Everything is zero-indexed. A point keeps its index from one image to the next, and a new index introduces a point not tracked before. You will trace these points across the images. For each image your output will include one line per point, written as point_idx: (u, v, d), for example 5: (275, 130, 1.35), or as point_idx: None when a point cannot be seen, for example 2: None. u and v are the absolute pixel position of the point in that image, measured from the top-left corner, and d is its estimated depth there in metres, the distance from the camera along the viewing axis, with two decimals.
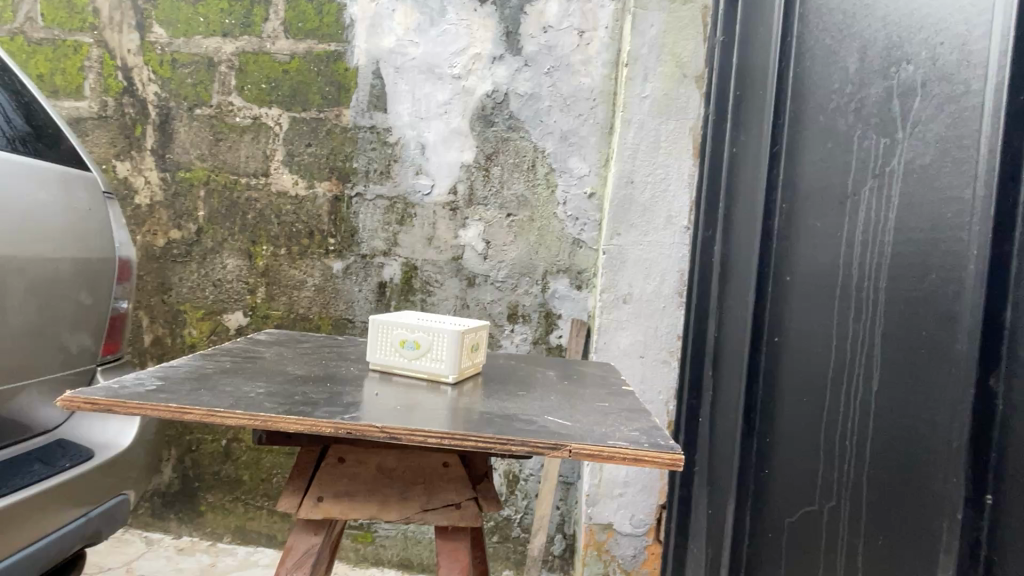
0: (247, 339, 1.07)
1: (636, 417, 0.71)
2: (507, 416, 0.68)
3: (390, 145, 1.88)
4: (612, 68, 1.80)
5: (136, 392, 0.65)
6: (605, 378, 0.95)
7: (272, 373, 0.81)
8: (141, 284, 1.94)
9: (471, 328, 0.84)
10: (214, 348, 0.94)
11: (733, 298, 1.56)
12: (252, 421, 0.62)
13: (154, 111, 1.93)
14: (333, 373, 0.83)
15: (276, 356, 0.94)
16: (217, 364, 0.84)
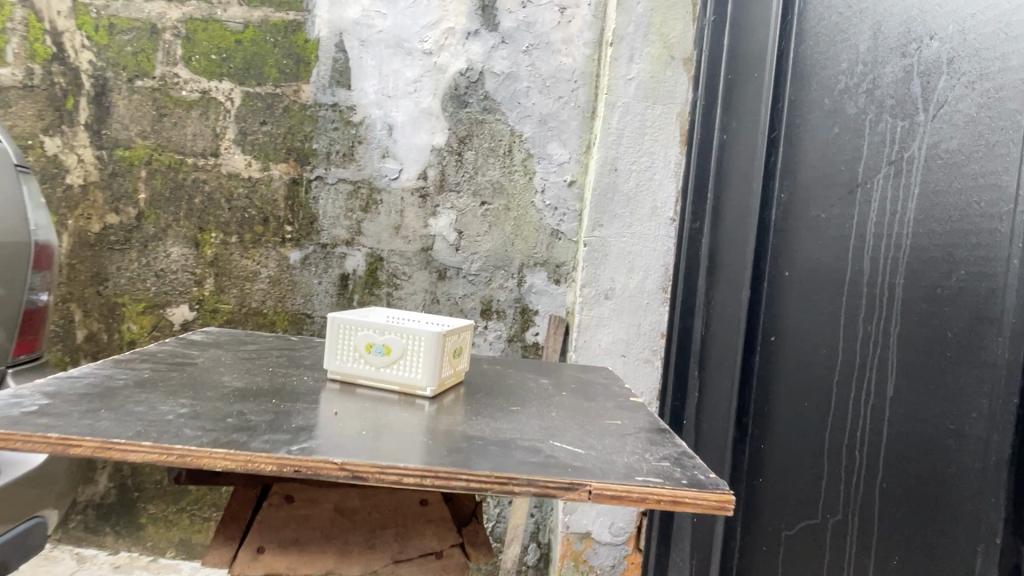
0: (180, 339, 0.93)
1: (654, 442, 0.62)
2: (507, 444, 0.59)
3: (353, 125, 1.74)
4: (595, 48, 1.69)
5: (19, 421, 0.52)
6: (597, 388, 0.85)
7: (208, 387, 0.69)
8: (73, 274, 1.75)
9: (451, 330, 0.73)
10: (135, 353, 0.81)
11: (720, 295, 1.47)
12: (164, 456, 0.50)
13: (88, 81, 1.73)
14: (284, 387, 0.71)
15: (212, 361, 0.80)
16: (138, 375, 0.71)
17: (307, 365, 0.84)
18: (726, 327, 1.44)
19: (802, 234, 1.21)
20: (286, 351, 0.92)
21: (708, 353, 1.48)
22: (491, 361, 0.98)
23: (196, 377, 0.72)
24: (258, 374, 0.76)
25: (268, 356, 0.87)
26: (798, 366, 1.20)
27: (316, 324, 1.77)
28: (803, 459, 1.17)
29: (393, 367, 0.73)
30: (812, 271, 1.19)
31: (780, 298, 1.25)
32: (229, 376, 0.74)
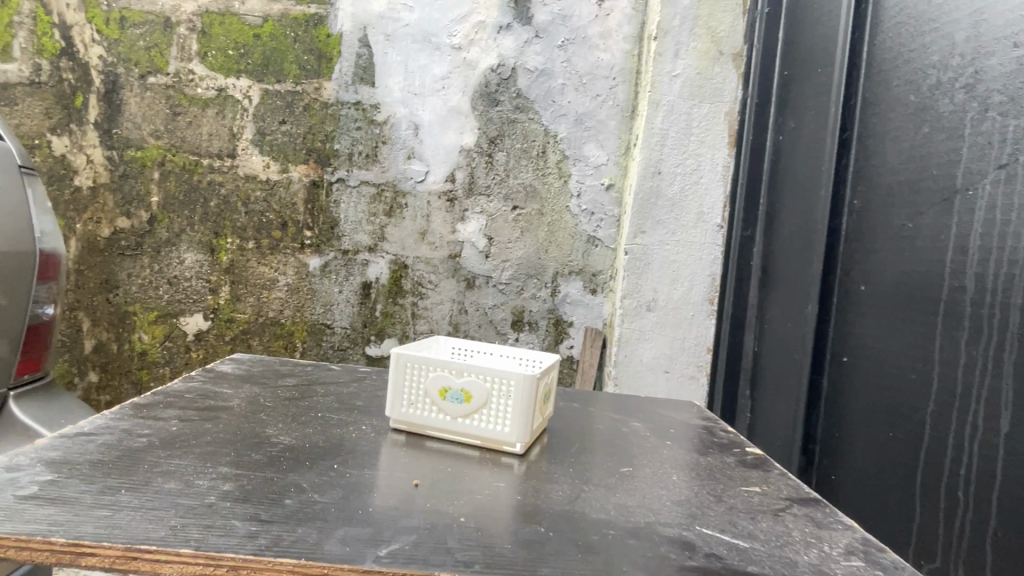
0: (209, 375, 0.89)
1: (815, 531, 0.58)
2: (651, 536, 0.54)
3: (378, 125, 1.64)
4: (635, 43, 1.59)
5: (52, 520, 0.46)
6: (670, 448, 0.80)
7: (259, 447, 0.65)
8: (81, 280, 1.65)
9: (544, 376, 0.73)
10: (163, 396, 0.77)
11: (778, 311, 1.33)
12: (215, 568, 0.43)
13: (99, 78, 1.64)
14: (346, 448, 0.67)
15: (252, 407, 0.77)
16: (168, 433, 0.66)
17: (362, 412, 0.81)
18: (785, 346, 1.30)
19: (880, 246, 1.10)
20: (331, 388, 0.90)
21: (761, 372, 1.36)
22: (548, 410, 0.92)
23: (241, 432, 0.69)
24: (306, 428, 0.72)
25: (313, 399, 0.84)
26: (874, 390, 1.09)
27: (337, 336, 1.67)
28: (888, 498, 1.04)
29: (477, 412, 0.72)
30: (893, 284, 1.07)
31: (858, 313, 1.14)
32: (273, 430, 0.70)
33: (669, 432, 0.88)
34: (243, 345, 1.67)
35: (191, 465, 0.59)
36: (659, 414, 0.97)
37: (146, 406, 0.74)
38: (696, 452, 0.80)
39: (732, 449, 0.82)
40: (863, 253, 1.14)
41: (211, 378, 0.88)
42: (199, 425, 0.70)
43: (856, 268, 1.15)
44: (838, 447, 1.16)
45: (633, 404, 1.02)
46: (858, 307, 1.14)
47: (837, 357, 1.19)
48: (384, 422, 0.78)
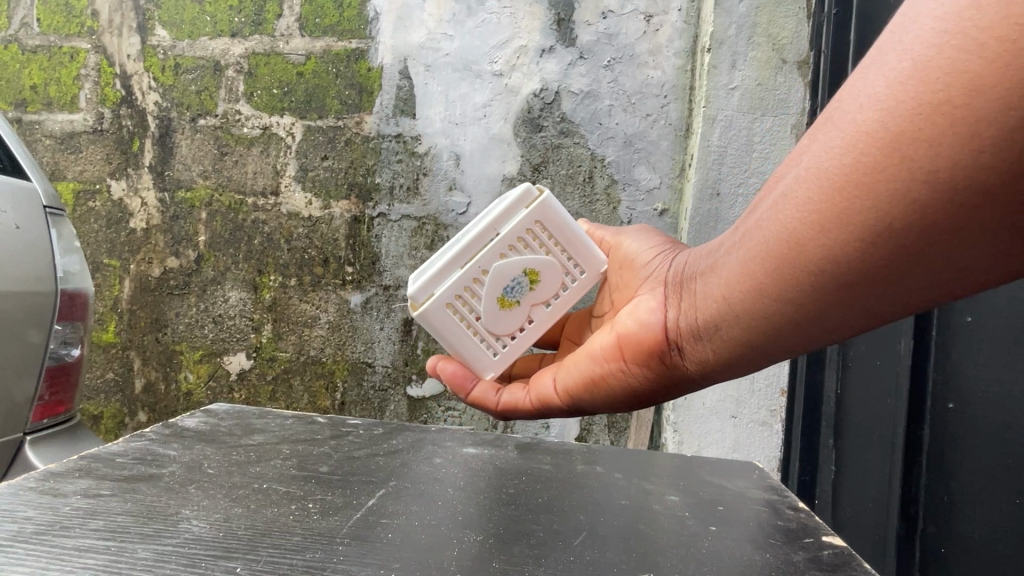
0: (207, 452, 0.83)
1: None
2: None
3: (419, 157, 1.59)
4: (687, 58, 1.50)
5: None
6: (717, 539, 0.69)
7: (157, 539, 0.60)
8: (134, 320, 1.68)
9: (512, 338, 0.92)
10: (123, 489, 0.70)
11: (864, 347, 1.16)
12: None
13: (154, 123, 1.67)
14: (312, 558, 0.58)
15: (213, 502, 0.68)
16: (53, 518, 0.63)
17: (360, 500, 0.72)
18: (873, 385, 1.12)
19: None
20: (293, 449, 0.86)
21: (845, 418, 1.19)
22: (561, 482, 0.82)
23: (179, 538, 0.60)
24: (230, 507, 0.68)
25: (263, 466, 0.80)
26: (988, 442, 0.91)
27: (378, 375, 1.61)
28: None
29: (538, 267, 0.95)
30: (1010, 317, 0.88)
31: (967, 351, 0.95)
32: (188, 512, 0.66)
33: (715, 512, 0.76)
34: (285, 384, 1.65)
35: (36, 568, 0.54)
36: (709, 484, 0.85)
37: (58, 477, 0.72)
38: (751, 544, 0.68)
39: (801, 540, 0.69)
40: None
41: (160, 439, 0.87)
42: (104, 504, 0.66)
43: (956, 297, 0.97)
44: (949, 513, 0.96)
45: (692, 466, 0.92)
46: (966, 343, 0.95)
47: (940, 405, 0.99)
48: (333, 501, 0.71)
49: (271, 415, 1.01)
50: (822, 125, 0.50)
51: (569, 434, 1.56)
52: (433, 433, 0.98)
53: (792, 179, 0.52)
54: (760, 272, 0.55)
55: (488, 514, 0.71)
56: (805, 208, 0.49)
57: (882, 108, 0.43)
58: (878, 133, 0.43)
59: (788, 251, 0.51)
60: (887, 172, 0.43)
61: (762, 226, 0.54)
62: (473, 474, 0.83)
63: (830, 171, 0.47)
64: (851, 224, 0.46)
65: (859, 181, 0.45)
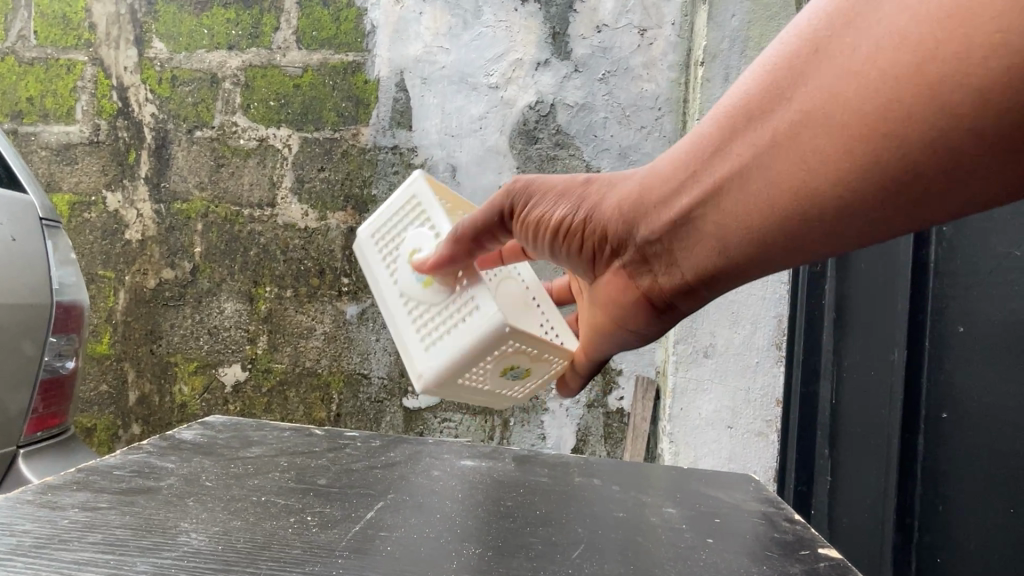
0: (204, 466, 0.82)
1: None
2: None
3: (415, 168, 1.59)
4: (681, 72, 1.51)
5: None
6: (715, 551, 0.69)
7: (156, 552, 0.60)
8: (129, 331, 1.67)
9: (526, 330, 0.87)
10: (119, 503, 0.70)
11: (858, 358, 1.16)
12: None
13: (150, 135, 1.67)
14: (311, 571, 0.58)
15: (210, 516, 0.68)
16: (51, 531, 0.62)
17: (359, 512, 0.71)
18: (867, 395, 1.13)
19: (982, 278, 0.93)
20: (290, 462, 0.86)
21: (840, 428, 1.20)
22: (559, 494, 0.82)
23: (177, 552, 0.60)
24: (229, 520, 0.67)
25: (262, 478, 0.80)
26: (981, 452, 0.91)
27: (374, 387, 1.61)
28: None
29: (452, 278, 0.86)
30: (1000, 326, 0.89)
31: (960, 360, 0.96)
32: (187, 525, 0.66)
33: (713, 525, 0.76)
34: (281, 396, 1.64)
35: None
36: (706, 496, 0.85)
37: (56, 489, 0.72)
38: (748, 556, 0.68)
39: (798, 552, 0.70)
40: (959, 289, 0.96)
41: (157, 452, 0.86)
42: (102, 516, 0.66)
43: (948, 306, 0.98)
44: (945, 523, 0.96)
45: (689, 477, 0.92)
46: (959, 353, 0.96)
47: (934, 415, 1.00)
48: (332, 513, 0.71)
49: (268, 427, 1.00)
50: (807, 49, 0.39)
51: (566, 446, 1.55)
52: (430, 445, 0.98)
53: (774, 119, 0.41)
54: (748, 229, 0.45)
55: (486, 527, 0.71)
56: (805, 161, 0.40)
57: (914, 46, 0.33)
58: (908, 74, 0.33)
59: (786, 206, 0.42)
60: (920, 126, 0.34)
61: (736, 173, 0.44)
62: (471, 487, 0.83)
63: (839, 114, 0.37)
64: (864, 179, 0.37)
65: (881, 133, 0.35)
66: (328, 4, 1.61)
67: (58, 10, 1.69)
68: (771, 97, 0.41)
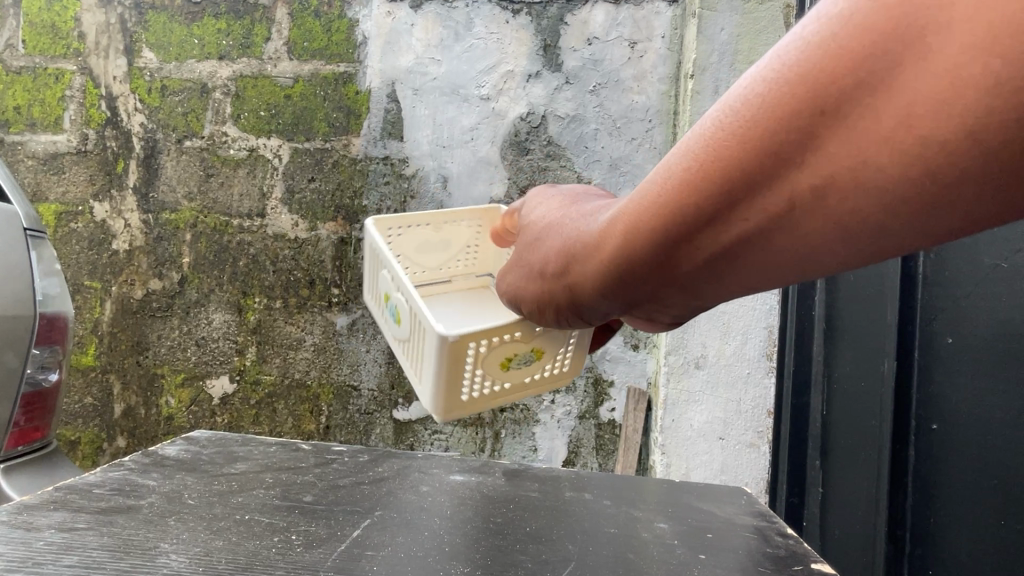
0: (188, 483, 0.81)
1: None
2: None
3: (406, 179, 1.59)
4: (672, 84, 1.52)
5: None
6: (706, 567, 0.68)
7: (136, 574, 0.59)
8: (114, 343, 1.65)
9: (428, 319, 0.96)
10: (98, 523, 0.68)
11: (848, 368, 1.16)
12: None
13: (139, 144, 1.66)
14: None
15: (192, 535, 0.67)
16: (27, 554, 0.61)
17: (346, 531, 0.70)
18: (857, 408, 1.13)
19: (969, 291, 0.93)
20: (276, 478, 0.85)
21: (831, 439, 1.19)
22: (549, 510, 0.82)
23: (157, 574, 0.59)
24: (212, 539, 0.66)
25: (246, 496, 0.78)
26: (971, 466, 0.91)
27: (364, 399, 1.60)
28: None
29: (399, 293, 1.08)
30: (987, 337, 0.90)
31: (948, 372, 0.96)
32: (168, 545, 0.65)
33: (704, 539, 0.76)
34: (269, 408, 1.62)
35: None
36: (698, 510, 0.85)
37: (33, 509, 0.70)
38: (740, 572, 0.67)
39: (791, 567, 0.69)
40: (947, 301, 0.97)
41: (140, 469, 0.85)
42: (80, 537, 0.65)
43: (936, 319, 0.99)
44: (936, 536, 0.96)
45: (681, 490, 0.92)
46: (946, 365, 0.97)
47: (924, 426, 1.00)
48: (317, 532, 0.69)
49: (255, 442, 0.99)
50: (804, 111, 0.33)
51: (557, 458, 1.55)
52: (420, 459, 0.97)
53: (784, 183, 0.35)
54: (773, 274, 0.42)
55: (475, 544, 0.70)
56: (835, 220, 0.35)
57: (959, 113, 0.29)
58: (957, 140, 0.30)
59: (814, 256, 0.39)
60: (966, 185, 0.31)
61: (755, 238, 0.39)
62: (460, 502, 0.82)
63: (874, 180, 0.33)
64: (901, 228, 0.34)
65: (927, 194, 0.32)
66: (319, 15, 1.61)
67: (47, 19, 1.68)
68: (772, 163, 0.35)
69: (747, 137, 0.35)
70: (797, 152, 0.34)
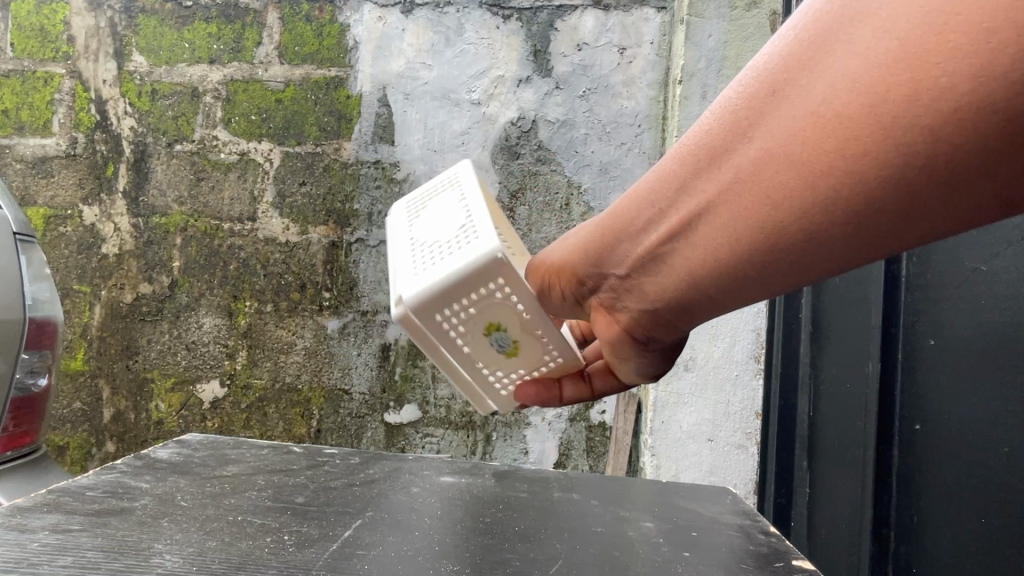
0: (180, 487, 0.81)
1: None
2: None
3: (397, 183, 1.60)
4: (660, 90, 1.54)
5: None
6: (691, 565, 0.69)
7: (129, 574, 0.59)
8: (103, 347, 1.64)
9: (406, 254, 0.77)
10: (90, 525, 0.68)
11: (835, 371, 1.19)
12: None
13: (129, 148, 1.66)
14: None
15: (184, 536, 0.67)
16: (20, 555, 0.61)
17: (337, 531, 0.71)
18: (842, 408, 1.16)
19: (950, 294, 0.95)
20: (268, 480, 0.85)
21: (819, 440, 1.23)
22: (538, 510, 0.82)
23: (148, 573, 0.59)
24: (205, 541, 0.66)
25: (238, 498, 0.78)
26: (953, 463, 0.93)
27: (355, 403, 1.60)
28: None
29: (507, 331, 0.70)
30: (964, 339, 0.92)
31: (929, 374, 0.98)
32: (161, 546, 0.65)
33: (689, 537, 0.77)
34: (260, 412, 1.62)
35: None
36: (683, 510, 0.86)
37: (26, 511, 0.70)
38: (724, 569, 0.68)
39: (773, 564, 0.70)
40: (929, 303, 0.99)
41: (132, 472, 0.85)
42: (74, 539, 0.65)
43: (917, 321, 1.01)
44: (919, 535, 0.98)
45: (670, 490, 0.94)
46: (928, 366, 0.99)
47: (908, 427, 1.02)
48: (308, 532, 0.70)
49: (246, 445, 0.99)
50: (767, 87, 0.39)
51: (548, 460, 1.56)
52: (410, 461, 0.98)
53: (743, 151, 0.40)
54: (720, 260, 0.44)
55: (465, 543, 0.71)
56: (768, 202, 0.39)
57: (865, 92, 0.33)
58: (857, 120, 0.34)
59: (753, 243, 0.42)
60: (876, 175, 0.34)
61: (711, 216, 0.43)
62: (450, 503, 0.82)
63: (799, 157, 0.37)
64: (829, 212, 0.37)
65: (843, 164, 0.35)
66: (310, 19, 1.62)
67: (36, 22, 1.67)
68: (738, 131, 0.40)
69: (727, 110, 0.41)
70: (758, 120, 0.39)
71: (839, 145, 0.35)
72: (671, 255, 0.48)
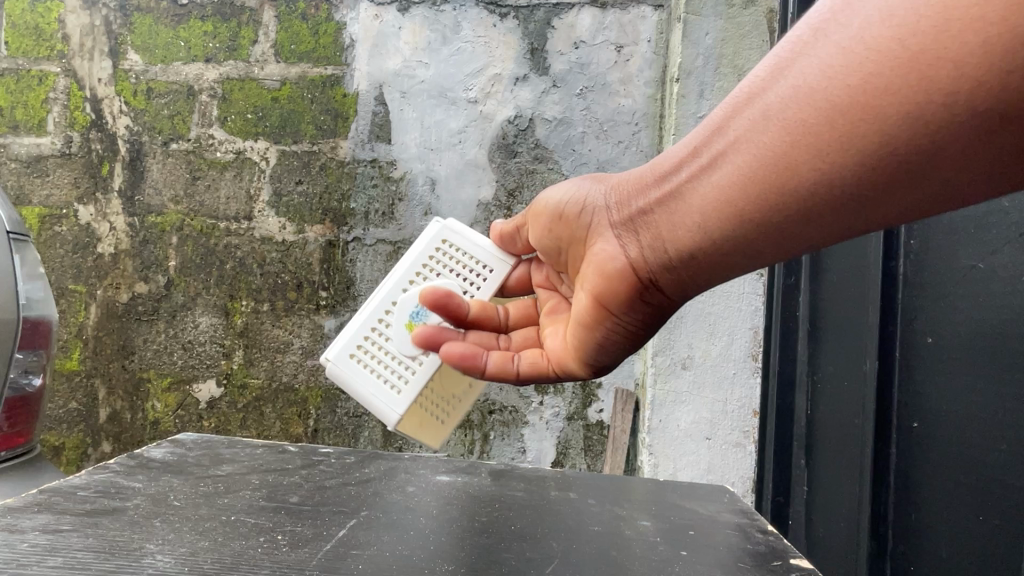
0: (172, 487, 0.80)
1: None
2: None
3: (394, 182, 1.59)
4: (658, 87, 1.54)
5: None
6: (687, 563, 0.69)
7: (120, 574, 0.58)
8: (98, 347, 1.63)
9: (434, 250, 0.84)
10: (81, 524, 0.68)
11: (834, 368, 1.19)
12: None
13: (125, 146, 1.65)
14: None
15: (177, 536, 0.67)
16: (10, 555, 0.60)
17: (331, 530, 0.71)
18: (840, 406, 1.16)
19: (947, 291, 0.95)
20: (262, 479, 0.85)
21: (818, 437, 1.23)
22: (536, 509, 0.82)
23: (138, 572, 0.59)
24: (197, 541, 0.66)
25: (233, 497, 0.78)
26: (950, 459, 0.93)
27: (352, 402, 1.59)
28: None
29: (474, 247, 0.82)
30: (961, 335, 0.92)
31: (926, 370, 0.98)
32: (153, 546, 0.64)
33: (687, 536, 0.77)
34: (256, 411, 1.62)
35: None
36: (681, 509, 0.86)
37: (17, 511, 0.70)
38: (721, 568, 0.68)
39: (770, 563, 0.70)
40: (926, 301, 0.99)
41: (125, 471, 0.84)
42: (65, 539, 0.64)
43: (915, 319, 1.01)
44: (916, 532, 0.98)
45: (668, 488, 0.93)
46: (925, 363, 0.99)
47: (906, 424, 1.02)
48: (302, 532, 0.69)
49: (241, 445, 0.99)
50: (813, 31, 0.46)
51: (545, 459, 1.55)
52: (406, 460, 0.97)
53: (780, 85, 0.48)
54: (740, 188, 0.52)
55: (461, 542, 0.70)
56: (794, 130, 0.47)
57: (897, 25, 0.40)
58: (885, 52, 0.41)
59: (772, 167, 0.49)
60: (892, 101, 0.41)
61: (742, 144, 0.51)
62: (446, 502, 0.82)
63: (827, 86, 0.44)
64: (845, 137, 0.44)
65: (864, 92, 0.42)
66: (306, 17, 1.61)
67: (30, 20, 1.66)
68: (781, 68, 0.48)
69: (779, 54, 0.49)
70: (801, 58, 0.47)
71: (864, 74, 0.42)
72: (698, 185, 0.56)
